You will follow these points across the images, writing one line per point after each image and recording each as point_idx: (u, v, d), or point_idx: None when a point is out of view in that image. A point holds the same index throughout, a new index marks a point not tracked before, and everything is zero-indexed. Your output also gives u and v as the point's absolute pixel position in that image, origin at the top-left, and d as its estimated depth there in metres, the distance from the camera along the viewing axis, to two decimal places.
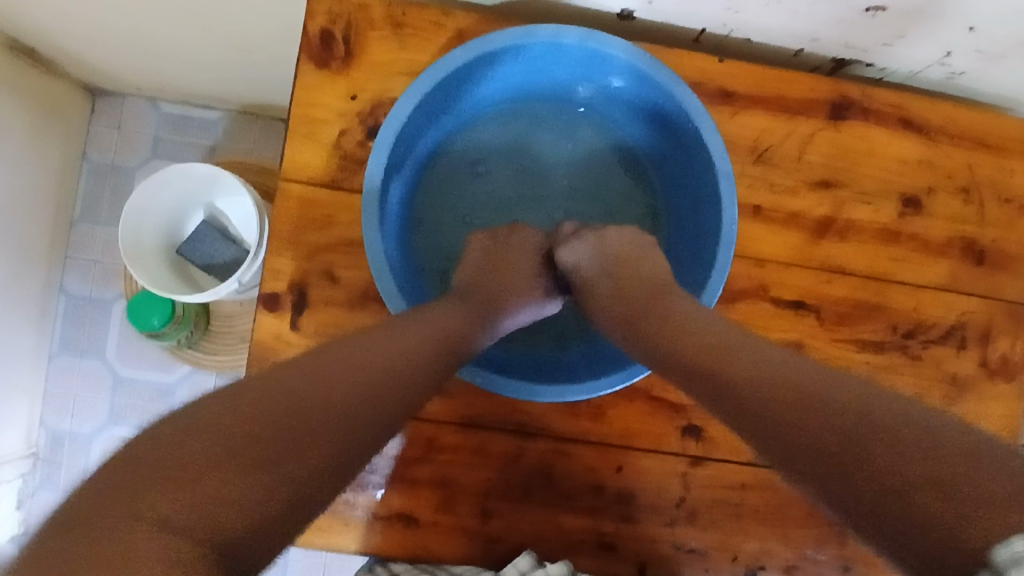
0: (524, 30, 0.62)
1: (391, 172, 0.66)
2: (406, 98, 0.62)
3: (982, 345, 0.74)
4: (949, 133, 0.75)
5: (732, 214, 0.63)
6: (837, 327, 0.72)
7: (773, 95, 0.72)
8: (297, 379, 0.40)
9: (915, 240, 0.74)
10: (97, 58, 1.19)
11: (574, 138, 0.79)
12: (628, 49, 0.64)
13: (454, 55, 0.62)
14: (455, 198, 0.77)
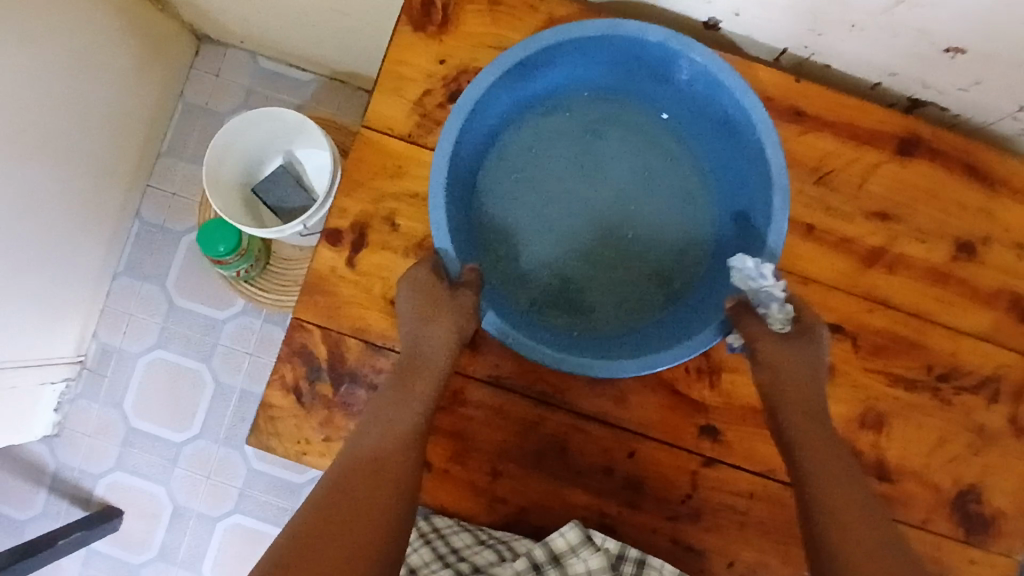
0: (612, 22, 0.66)
1: (465, 136, 0.70)
2: (490, 69, 0.66)
3: (1016, 402, 0.73)
4: (1014, 187, 0.75)
5: (781, 227, 0.64)
6: (871, 356, 0.73)
7: (843, 122, 0.74)
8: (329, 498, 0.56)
9: (964, 285, 0.74)
10: (210, 5, 1.28)
11: (623, 141, 0.81)
12: (708, 55, 0.67)
13: (545, 35, 0.66)
14: (521, 177, 0.80)
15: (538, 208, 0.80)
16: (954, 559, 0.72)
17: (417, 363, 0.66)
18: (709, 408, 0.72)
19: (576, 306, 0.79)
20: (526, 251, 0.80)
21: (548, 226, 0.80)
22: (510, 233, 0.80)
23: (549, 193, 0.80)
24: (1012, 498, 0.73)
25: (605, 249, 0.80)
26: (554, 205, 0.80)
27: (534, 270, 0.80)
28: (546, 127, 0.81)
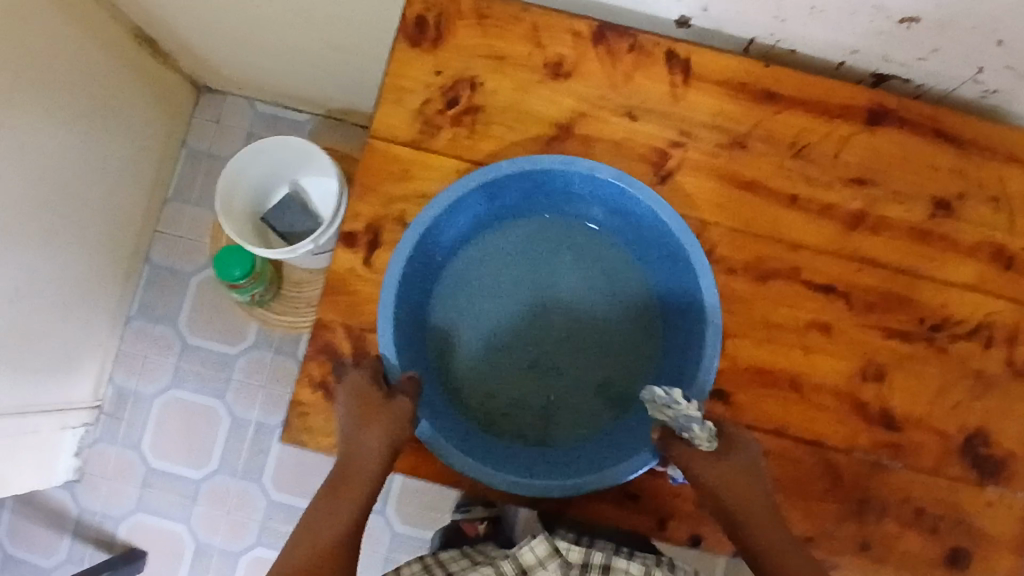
0: (569, 158, 0.73)
1: (420, 254, 0.76)
2: (448, 194, 0.72)
3: (1009, 346, 0.77)
4: (981, 147, 0.80)
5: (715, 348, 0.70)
6: (864, 313, 0.77)
7: (815, 99, 0.79)
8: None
9: (945, 240, 0.78)
10: (208, 56, 1.36)
11: (563, 255, 0.87)
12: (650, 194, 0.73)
13: (501, 165, 0.73)
14: (473, 289, 0.86)
15: (490, 319, 0.86)
16: (966, 500, 0.75)
17: (349, 468, 0.68)
18: (717, 374, 0.76)
19: (530, 410, 0.84)
20: (478, 362, 0.85)
21: (498, 337, 0.85)
22: (463, 346, 0.85)
23: (496, 308, 0.86)
24: (1017, 439, 0.76)
25: (550, 365, 0.85)
26: (501, 317, 0.86)
27: (488, 379, 0.85)
28: (499, 246, 0.87)
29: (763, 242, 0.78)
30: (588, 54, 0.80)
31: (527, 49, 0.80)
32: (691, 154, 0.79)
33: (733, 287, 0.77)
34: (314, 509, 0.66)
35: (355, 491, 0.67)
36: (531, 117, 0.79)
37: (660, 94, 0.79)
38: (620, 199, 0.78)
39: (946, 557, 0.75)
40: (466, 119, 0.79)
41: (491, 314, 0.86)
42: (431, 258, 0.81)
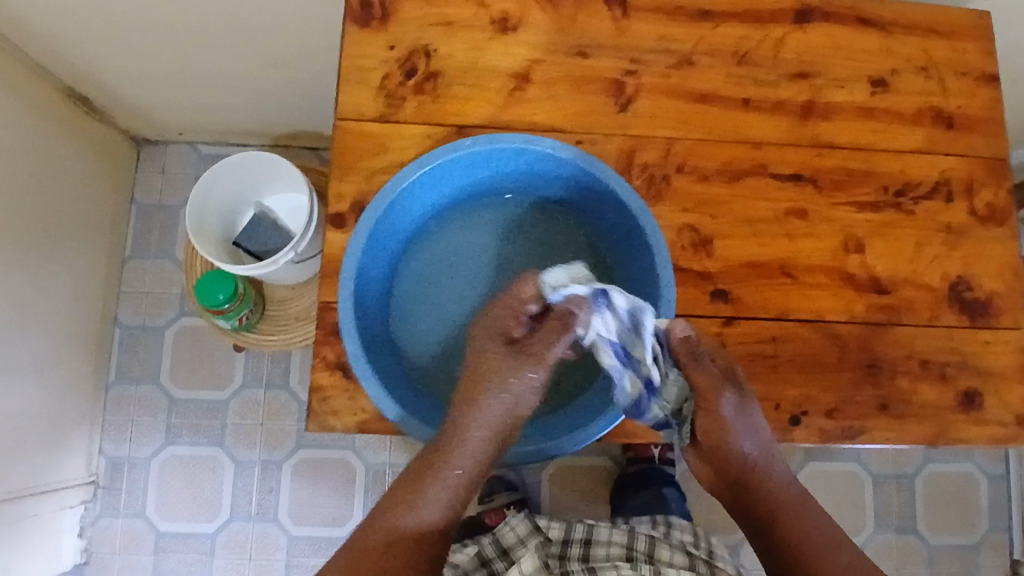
0: (530, 137, 0.68)
1: (381, 236, 0.70)
2: (411, 171, 0.67)
3: (968, 196, 0.83)
4: (902, 25, 0.87)
5: (670, 298, 0.68)
6: (834, 192, 0.81)
7: (746, 10, 0.85)
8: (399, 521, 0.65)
9: (890, 113, 0.84)
10: (147, 107, 1.35)
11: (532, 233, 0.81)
12: (614, 177, 0.68)
13: (464, 142, 0.68)
14: (439, 274, 0.79)
15: (457, 304, 0.78)
16: (966, 344, 0.80)
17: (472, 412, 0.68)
18: (715, 275, 0.79)
19: None
20: (443, 345, 0.78)
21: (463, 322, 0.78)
22: (426, 329, 0.78)
23: (461, 292, 0.78)
24: (997, 277, 0.82)
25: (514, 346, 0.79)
26: (467, 301, 0.78)
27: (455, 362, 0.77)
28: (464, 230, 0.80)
29: (729, 146, 0.82)
30: (531, 7, 0.83)
31: (472, 11, 0.83)
32: (645, 79, 0.83)
33: (710, 193, 0.81)
34: (413, 469, 0.67)
35: (464, 454, 0.67)
36: (489, 72, 0.82)
37: (606, 29, 0.83)
38: (589, 133, 0.81)
39: (962, 400, 0.79)
40: (427, 86, 0.81)
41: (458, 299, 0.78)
42: (397, 239, 0.74)
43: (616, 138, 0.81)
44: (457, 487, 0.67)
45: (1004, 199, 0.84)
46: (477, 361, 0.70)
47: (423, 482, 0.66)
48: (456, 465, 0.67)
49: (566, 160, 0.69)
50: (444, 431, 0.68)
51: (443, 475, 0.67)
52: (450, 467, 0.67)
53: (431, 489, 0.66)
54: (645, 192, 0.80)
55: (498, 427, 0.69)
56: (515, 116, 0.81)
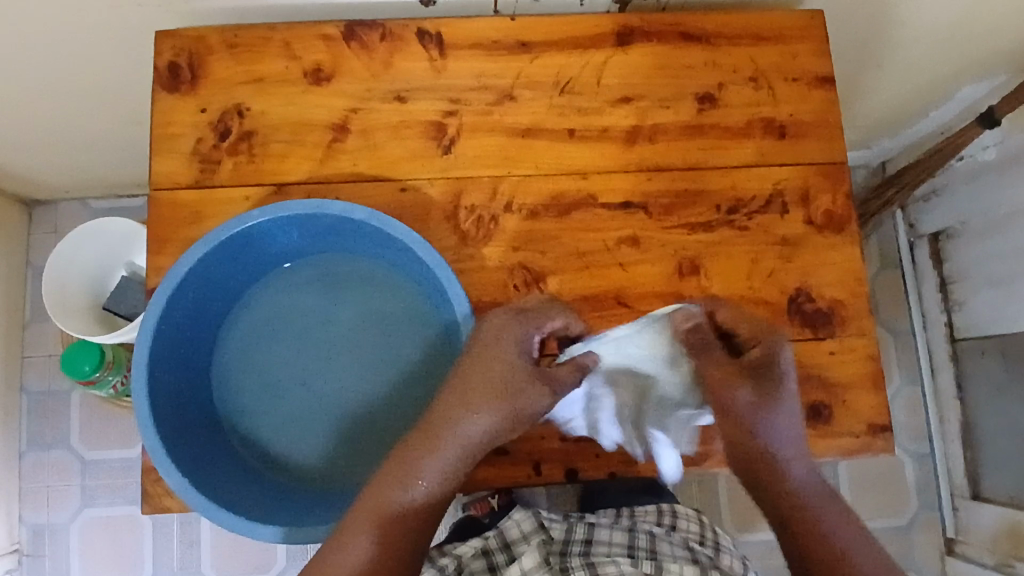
0: (319, 202, 0.65)
1: (178, 312, 0.67)
2: (197, 247, 0.64)
3: (803, 205, 0.82)
4: (726, 36, 0.85)
5: None
6: (665, 216, 0.81)
7: (564, 37, 0.84)
8: (393, 505, 0.65)
9: (717, 128, 0.83)
10: (4, 179, 1.28)
11: (361, 291, 0.76)
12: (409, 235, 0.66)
13: (252, 214, 0.65)
14: (265, 340, 0.75)
15: (288, 371, 0.75)
16: (807, 356, 0.79)
17: (447, 410, 0.68)
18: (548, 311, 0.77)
19: (320, 463, 0.74)
20: (268, 414, 0.74)
21: (293, 388, 0.74)
22: (254, 394, 0.75)
23: (286, 358, 0.75)
24: (840, 286, 0.80)
25: (345, 412, 0.74)
26: (293, 368, 0.75)
27: (286, 431, 0.74)
28: (288, 292, 0.76)
29: (557, 179, 0.81)
30: (343, 55, 0.82)
31: (284, 65, 0.81)
32: (466, 117, 0.81)
33: (538, 229, 0.79)
34: (386, 472, 0.67)
35: (449, 442, 0.67)
36: (303, 126, 0.80)
37: (422, 71, 0.82)
38: (412, 179, 0.80)
39: (807, 415, 0.78)
40: (242, 146, 0.80)
41: (284, 365, 0.75)
42: (209, 309, 0.72)
43: (439, 182, 0.80)
44: (442, 475, 0.67)
45: (842, 204, 0.82)
46: (471, 358, 0.69)
47: (411, 470, 0.66)
48: (432, 451, 0.67)
49: (362, 220, 0.67)
50: (420, 432, 0.68)
51: (425, 463, 0.67)
52: (419, 467, 0.66)
53: (402, 489, 0.66)
54: (473, 235, 0.79)
55: (475, 441, 0.68)
56: (333, 170, 0.79)
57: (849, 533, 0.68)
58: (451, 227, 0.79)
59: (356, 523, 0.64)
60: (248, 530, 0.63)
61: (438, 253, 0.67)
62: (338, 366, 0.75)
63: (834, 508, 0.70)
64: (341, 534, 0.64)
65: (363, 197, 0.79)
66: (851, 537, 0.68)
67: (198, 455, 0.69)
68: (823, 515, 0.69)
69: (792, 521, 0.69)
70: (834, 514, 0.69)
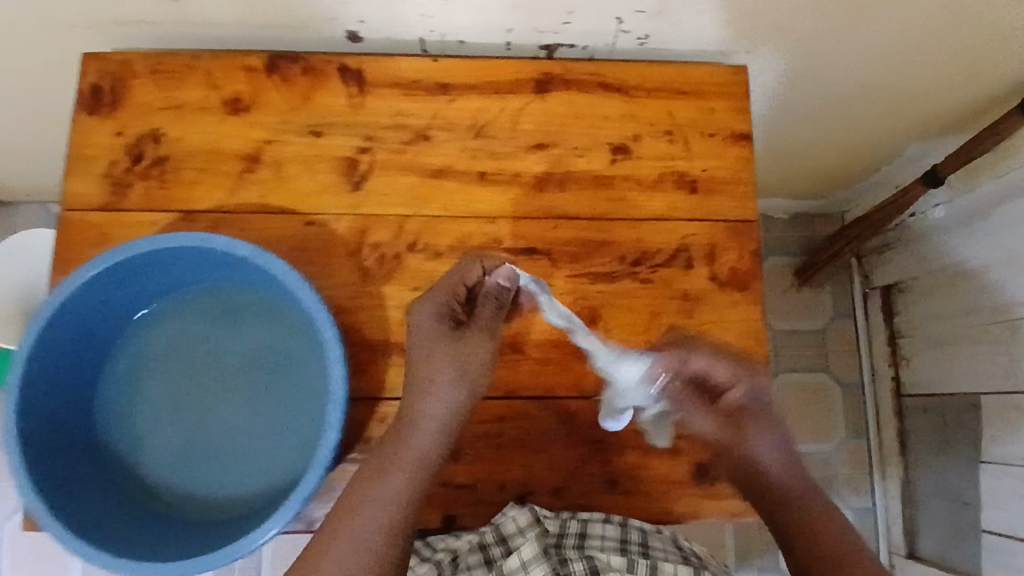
0: (203, 236, 0.66)
1: (60, 338, 0.67)
2: (82, 273, 0.65)
3: (708, 262, 0.82)
4: (645, 88, 0.86)
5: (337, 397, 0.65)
6: (568, 264, 0.81)
7: (483, 80, 0.84)
8: (380, 498, 0.63)
9: (628, 180, 0.84)
10: None
11: (254, 325, 0.74)
12: (287, 274, 0.66)
13: (136, 243, 0.65)
14: (155, 368, 0.74)
15: (175, 400, 0.73)
16: None
17: (417, 397, 0.66)
18: None
19: (197, 498, 0.71)
20: (159, 442, 0.72)
21: (178, 420, 0.73)
22: (140, 423, 0.73)
23: (181, 385, 0.73)
24: (738, 345, 0.80)
25: (227, 447, 0.72)
26: (185, 396, 0.73)
27: (169, 462, 0.72)
28: (182, 322, 0.74)
29: (464, 221, 0.81)
30: (263, 87, 0.83)
31: (204, 93, 0.83)
32: (379, 155, 0.82)
33: (439, 271, 0.80)
34: (369, 465, 0.65)
35: (415, 439, 0.65)
36: (217, 155, 0.81)
37: (340, 106, 0.83)
38: (319, 214, 0.80)
39: (694, 473, 0.78)
40: (155, 172, 0.81)
41: (172, 395, 0.73)
42: (98, 336, 0.72)
43: (346, 218, 0.81)
44: (411, 473, 0.64)
45: (747, 263, 0.82)
46: (426, 345, 0.67)
47: (381, 472, 0.64)
48: (401, 453, 0.65)
49: (246, 256, 0.67)
50: (400, 421, 0.67)
51: (395, 466, 0.64)
52: (398, 458, 0.65)
53: (388, 477, 0.64)
54: (374, 272, 0.79)
55: (444, 426, 0.66)
56: (242, 200, 0.80)
57: (823, 518, 0.70)
58: (354, 263, 0.79)
59: (353, 513, 0.63)
60: (104, 561, 0.62)
61: (311, 291, 0.65)
62: (223, 399, 0.73)
63: (802, 498, 0.72)
64: (337, 529, 0.62)
65: (269, 228, 0.80)
66: (825, 521, 0.70)
67: (68, 481, 0.68)
68: (815, 509, 0.71)
69: (790, 516, 0.71)
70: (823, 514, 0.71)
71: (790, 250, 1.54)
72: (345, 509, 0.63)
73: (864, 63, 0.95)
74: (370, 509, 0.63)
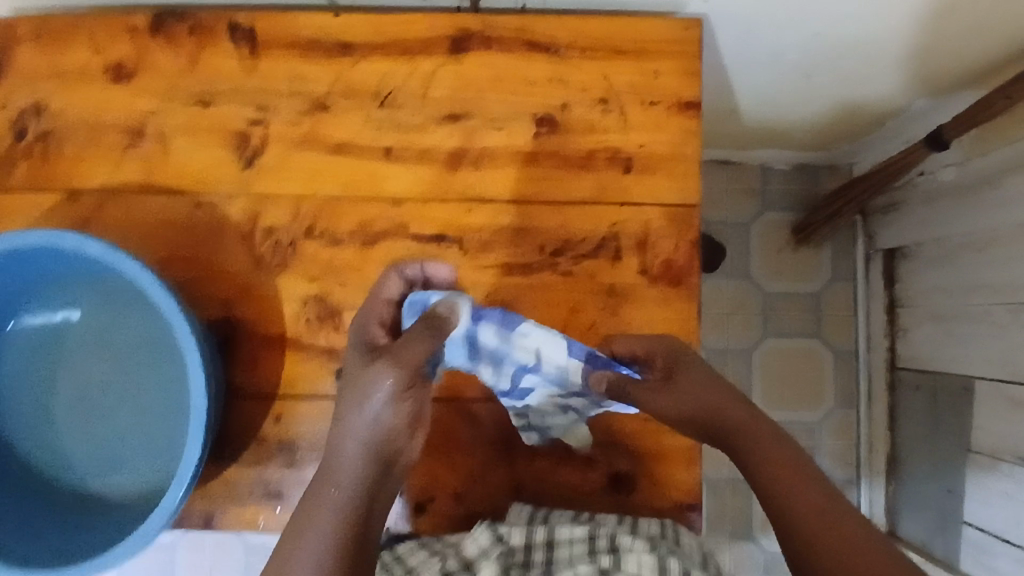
0: (54, 233, 0.61)
1: None
2: None
3: (639, 252, 0.73)
4: (579, 47, 0.74)
5: (200, 409, 0.61)
6: (480, 253, 0.73)
7: (391, 39, 0.74)
8: (320, 536, 0.46)
9: (553, 157, 0.74)
10: None
11: (135, 319, 0.70)
12: (145, 276, 0.61)
13: None
14: (33, 362, 0.70)
15: (57, 396, 0.70)
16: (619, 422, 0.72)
17: (347, 420, 0.50)
18: (339, 350, 0.72)
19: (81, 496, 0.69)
20: (39, 436, 0.70)
21: (61, 416, 0.70)
22: (20, 419, 0.70)
23: (60, 378, 0.70)
24: None
25: (110, 445, 0.69)
26: (66, 392, 0.70)
27: (51, 460, 0.70)
28: (60, 314, 0.71)
29: (366, 204, 0.74)
30: (148, 50, 0.75)
31: (85, 57, 0.75)
32: (274, 127, 0.74)
33: (338, 259, 0.73)
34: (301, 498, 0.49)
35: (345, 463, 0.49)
36: (103, 128, 0.75)
37: (231, 71, 0.74)
38: (210, 194, 0.74)
39: (608, 483, 0.71)
40: (38, 148, 0.75)
41: (52, 390, 0.70)
42: None
43: (239, 199, 0.74)
44: (350, 503, 0.48)
45: (684, 255, 0.73)
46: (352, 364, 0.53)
47: (308, 521, 0.47)
48: (333, 493, 0.48)
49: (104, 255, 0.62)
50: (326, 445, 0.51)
51: (326, 499, 0.48)
52: (329, 490, 0.48)
53: (318, 513, 0.47)
54: (269, 260, 0.73)
55: (374, 442, 0.50)
56: (130, 180, 0.74)
57: (857, 539, 0.46)
58: (247, 250, 0.73)
59: (291, 546, 0.46)
60: None
61: (174, 298, 0.62)
62: (104, 396, 0.70)
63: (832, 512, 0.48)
64: (281, 563, 0.46)
65: (157, 210, 0.74)
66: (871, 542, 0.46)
67: None
68: (807, 488, 0.50)
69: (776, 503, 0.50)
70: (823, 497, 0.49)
71: (789, 206, 1.41)
72: (287, 536, 0.47)
73: (858, 17, 0.80)
74: (312, 546, 0.46)
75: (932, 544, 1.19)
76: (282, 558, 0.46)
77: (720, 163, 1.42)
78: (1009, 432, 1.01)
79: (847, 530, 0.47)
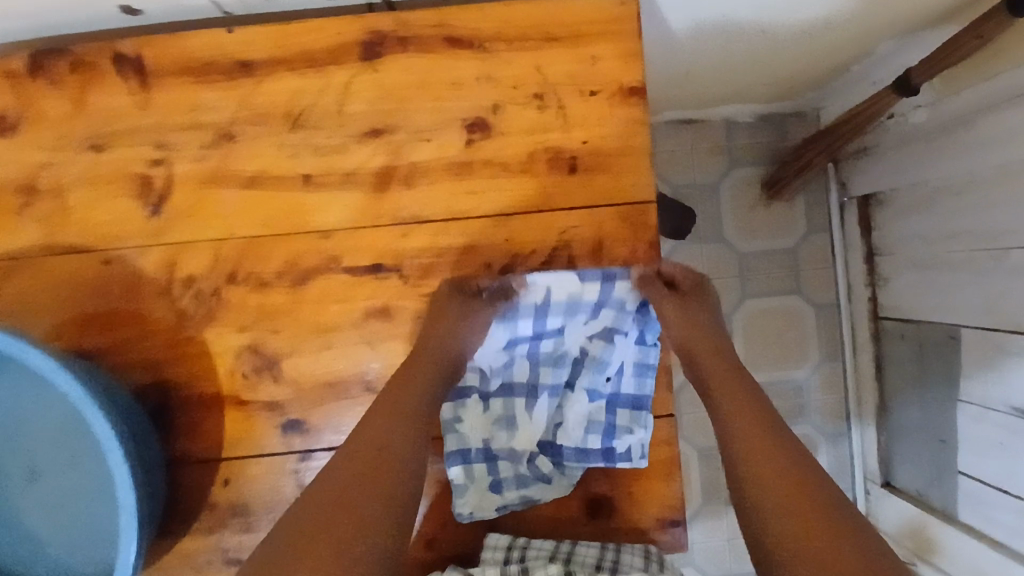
0: None
1: None
2: None
3: (594, 261, 0.67)
4: (506, 38, 0.67)
5: (129, 500, 0.56)
6: (422, 281, 0.67)
7: (295, 52, 0.66)
8: (374, 435, 0.54)
9: (491, 165, 0.67)
10: None
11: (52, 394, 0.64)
12: (44, 361, 0.55)
13: None
14: None
15: None
16: None
17: (436, 327, 0.63)
18: (283, 403, 0.67)
19: None
20: None
21: None
22: None
23: None
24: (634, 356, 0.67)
25: (40, 538, 0.63)
26: None
27: None
28: None
29: (290, 240, 0.67)
30: (26, 94, 0.66)
31: None
32: (178, 167, 0.67)
33: (269, 305, 0.67)
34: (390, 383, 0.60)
35: (413, 425, 0.56)
36: None
37: (123, 109, 0.66)
38: (119, 249, 0.67)
39: (586, 511, 0.68)
40: None
41: None
42: None
43: (152, 251, 0.67)
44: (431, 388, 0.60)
45: (643, 258, 0.67)
46: (443, 308, 0.64)
47: (397, 397, 0.58)
48: (423, 380, 0.61)
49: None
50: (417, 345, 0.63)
51: (413, 379, 0.60)
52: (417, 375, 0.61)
53: (405, 393, 0.59)
54: (193, 313, 0.67)
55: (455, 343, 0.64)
56: (27, 243, 0.67)
57: (806, 513, 0.49)
58: (168, 306, 0.67)
59: (345, 456, 0.53)
60: None
61: (82, 386, 0.55)
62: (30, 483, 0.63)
63: (792, 489, 0.51)
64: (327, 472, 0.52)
65: (63, 273, 0.67)
66: (818, 517, 0.49)
67: None
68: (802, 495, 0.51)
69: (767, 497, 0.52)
70: (822, 505, 0.50)
71: (758, 161, 1.35)
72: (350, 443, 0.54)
73: None
74: (368, 450, 0.53)
75: (928, 494, 1.17)
76: (335, 465, 0.52)
77: (682, 122, 1.34)
78: (997, 381, 0.97)
79: (841, 534, 0.47)
